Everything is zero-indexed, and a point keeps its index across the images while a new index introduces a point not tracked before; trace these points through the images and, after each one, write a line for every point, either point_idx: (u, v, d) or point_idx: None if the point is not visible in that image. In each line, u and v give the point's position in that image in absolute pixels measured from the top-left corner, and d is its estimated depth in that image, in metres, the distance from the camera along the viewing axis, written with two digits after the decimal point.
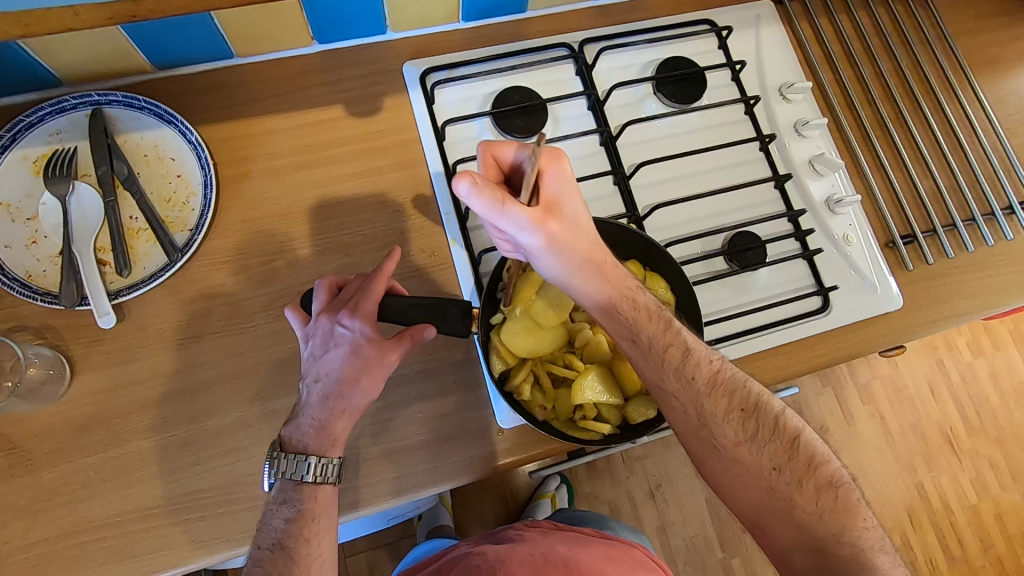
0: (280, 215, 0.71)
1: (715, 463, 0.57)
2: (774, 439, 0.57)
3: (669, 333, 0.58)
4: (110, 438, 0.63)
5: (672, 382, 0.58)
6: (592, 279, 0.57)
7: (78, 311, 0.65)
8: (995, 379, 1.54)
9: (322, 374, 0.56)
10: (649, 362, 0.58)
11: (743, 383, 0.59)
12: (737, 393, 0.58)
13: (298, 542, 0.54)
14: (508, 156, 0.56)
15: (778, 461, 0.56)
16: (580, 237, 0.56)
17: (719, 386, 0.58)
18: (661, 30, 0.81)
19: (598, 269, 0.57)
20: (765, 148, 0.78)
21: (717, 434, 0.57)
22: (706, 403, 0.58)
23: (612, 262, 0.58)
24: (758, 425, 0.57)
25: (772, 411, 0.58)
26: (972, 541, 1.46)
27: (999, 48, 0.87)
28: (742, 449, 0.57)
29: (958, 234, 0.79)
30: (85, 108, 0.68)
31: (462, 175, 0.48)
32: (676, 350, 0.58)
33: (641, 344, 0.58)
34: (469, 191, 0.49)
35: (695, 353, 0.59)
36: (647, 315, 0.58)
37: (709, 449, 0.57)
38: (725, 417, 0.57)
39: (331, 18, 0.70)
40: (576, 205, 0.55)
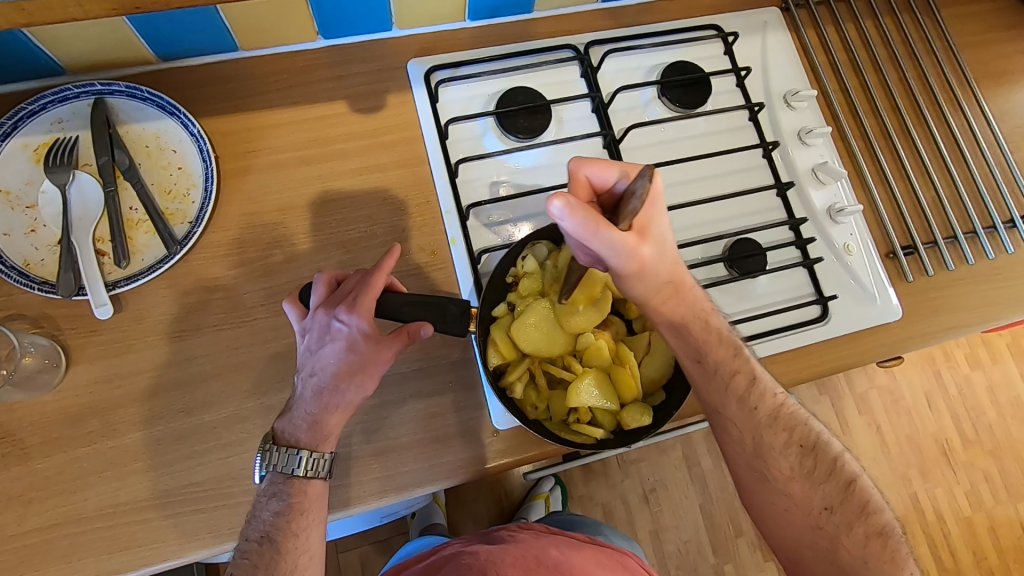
0: (281, 209, 0.70)
1: (763, 494, 0.59)
2: (829, 479, 0.58)
3: (738, 360, 0.59)
4: (105, 429, 0.63)
5: (733, 409, 0.58)
6: (669, 301, 0.56)
7: (75, 301, 0.65)
8: (992, 392, 1.54)
9: (317, 369, 0.56)
10: (713, 386, 0.58)
11: (804, 419, 0.60)
12: (797, 429, 0.59)
13: (286, 536, 0.53)
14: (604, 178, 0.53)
15: (830, 502, 0.58)
16: (665, 260, 0.53)
17: (781, 419, 0.59)
18: (667, 34, 0.81)
19: (676, 291, 0.56)
20: (768, 155, 0.78)
21: (771, 466, 0.58)
22: (765, 435, 0.58)
23: (691, 285, 0.57)
24: (814, 463, 0.58)
25: (831, 453, 0.59)
26: (965, 553, 1.46)
27: (1005, 61, 0.87)
28: (794, 484, 0.58)
29: (959, 246, 0.79)
30: (87, 98, 0.68)
31: (558, 197, 0.46)
32: (742, 378, 0.59)
33: (706, 366, 0.58)
34: (565, 212, 0.46)
35: (761, 384, 0.59)
36: (718, 339, 0.58)
37: (760, 479, 0.59)
38: (782, 451, 0.58)
39: (337, 14, 0.70)
40: (665, 226, 0.52)
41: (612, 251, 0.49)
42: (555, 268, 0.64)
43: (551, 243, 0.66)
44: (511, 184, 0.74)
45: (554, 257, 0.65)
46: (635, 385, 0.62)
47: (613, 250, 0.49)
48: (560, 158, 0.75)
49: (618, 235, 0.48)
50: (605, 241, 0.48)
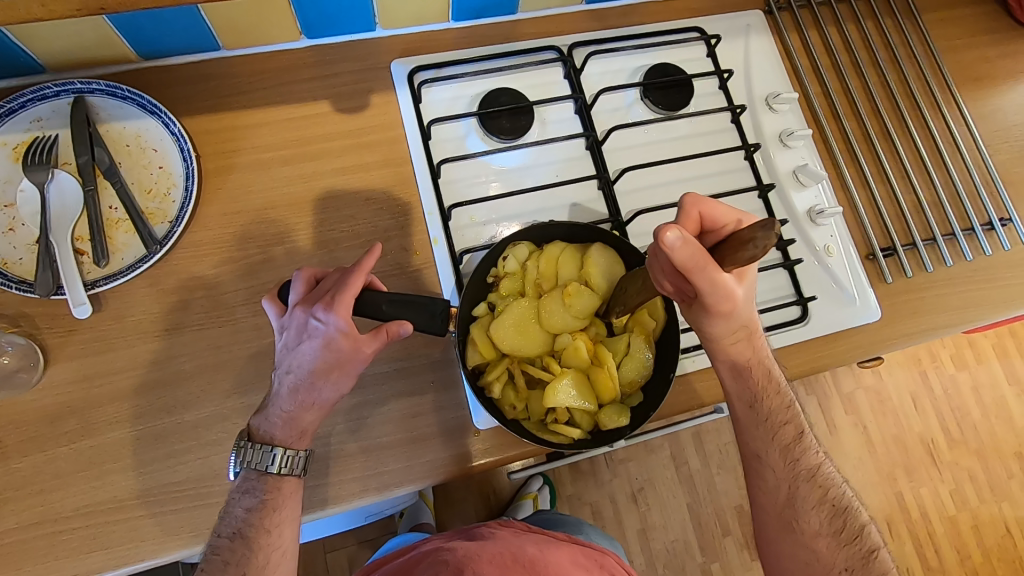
0: (263, 209, 0.70)
1: (787, 545, 0.61)
2: (855, 543, 0.60)
3: (790, 413, 0.63)
4: (84, 428, 0.63)
5: (774, 457, 0.62)
6: (739, 344, 0.59)
7: (54, 300, 0.65)
8: (977, 392, 1.55)
9: (294, 366, 0.56)
10: (760, 431, 0.62)
11: (839, 482, 0.63)
12: (831, 489, 0.62)
13: (258, 533, 0.54)
14: (714, 217, 0.54)
15: (853, 565, 0.59)
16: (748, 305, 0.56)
17: (818, 477, 0.62)
18: (650, 36, 0.81)
19: (748, 336, 0.59)
20: (749, 157, 0.78)
21: (800, 518, 0.61)
22: (800, 488, 0.62)
23: (761, 334, 0.60)
24: (843, 524, 0.61)
25: (860, 519, 0.62)
26: (949, 551, 1.47)
27: (986, 65, 0.88)
28: (820, 540, 0.60)
29: (937, 248, 0.80)
30: (67, 96, 0.67)
31: (676, 226, 0.46)
32: (789, 431, 0.63)
33: (757, 411, 0.62)
34: (681, 245, 0.47)
35: (806, 440, 0.63)
36: (774, 389, 0.62)
37: (786, 529, 0.62)
38: (814, 506, 0.61)
39: (320, 14, 0.70)
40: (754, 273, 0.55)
41: (713, 290, 0.51)
42: (537, 270, 0.65)
43: (531, 244, 0.67)
44: (494, 185, 0.74)
45: (535, 258, 0.65)
46: (613, 386, 0.62)
47: (715, 289, 0.51)
48: (542, 159, 0.76)
49: (723, 276, 0.50)
50: (710, 278, 0.50)
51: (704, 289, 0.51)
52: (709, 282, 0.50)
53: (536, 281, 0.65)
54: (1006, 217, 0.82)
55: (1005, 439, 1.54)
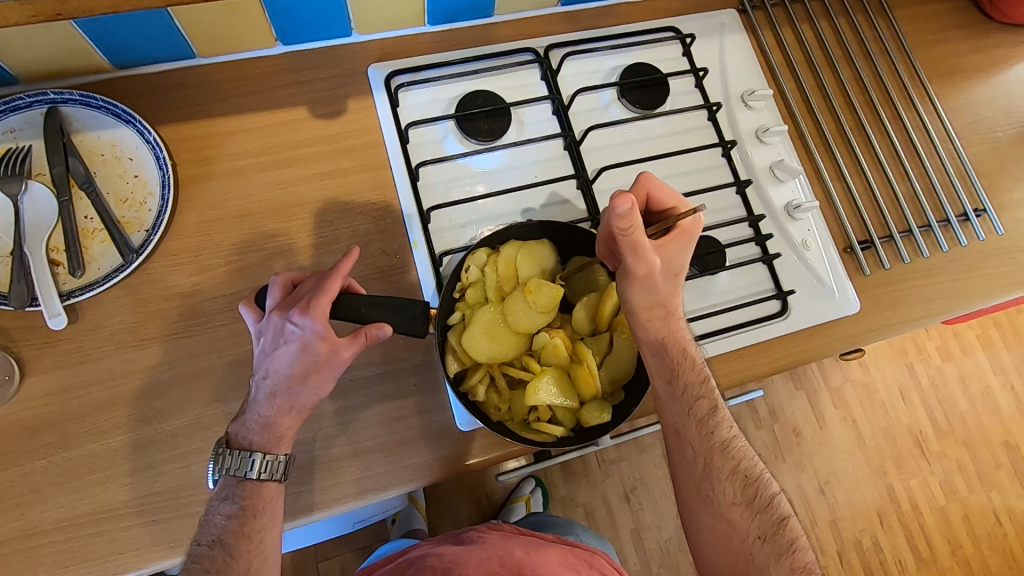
0: (241, 216, 0.70)
1: (705, 516, 0.61)
2: (766, 511, 0.61)
3: (705, 388, 0.63)
4: (62, 441, 0.62)
5: (691, 431, 0.62)
6: (657, 320, 0.61)
7: (30, 312, 0.64)
8: (963, 383, 1.57)
9: (271, 371, 0.56)
10: (677, 407, 0.62)
11: (750, 454, 0.64)
12: (743, 460, 0.63)
13: (239, 539, 0.53)
14: (659, 198, 0.61)
15: (764, 531, 0.60)
16: (670, 282, 0.59)
17: (731, 449, 0.63)
18: (627, 37, 0.82)
19: (665, 314, 0.61)
20: (727, 154, 0.79)
21: (717, 489, 0.61)
22: (715, 460, 0.62)
23: (679, 315, 0.62)
24: (755, 492, 0.62)
25: (769, 489, 0.63)
26: (940, 542, 1.48)
27: (956, 59, 0.89)
28: (735, 510, 0.61)
29: (914, 240, 0.81)
30: (40, 107, 0.67)
31: (627, 197, 0.50)
32: (705, 406, 0.63)
33: (675, 387, 0.62)
34: (625, 213, 0.50)
35: (720, 414, 0.63)
36: (691, 366, 0.63)
37: (703, 501, 0.61)
38: (729, 476, 0.62)
39: (295, 20, 0.70)
40: (685, 261, 0.59)
41: (636, 258, 0.55)
42: (496, 275, 0.65)
43: (488, 248, 0.67)
44: (474, 187, 0.74)
45: (493, 263, 0.65)
46: (593, 381, 0.62)
47: (637, 258, 0.55)
48: (521, 160, 0.76)
49: (648, 248, 0.55)
50: (633, 246, 0.54)
51: (627, 254, 0.55)
52: (632, 248, 0.55)
53: (497, 285, 0.65)
54: (981, 208, 0.83)
55: (991, 428, 1.55)
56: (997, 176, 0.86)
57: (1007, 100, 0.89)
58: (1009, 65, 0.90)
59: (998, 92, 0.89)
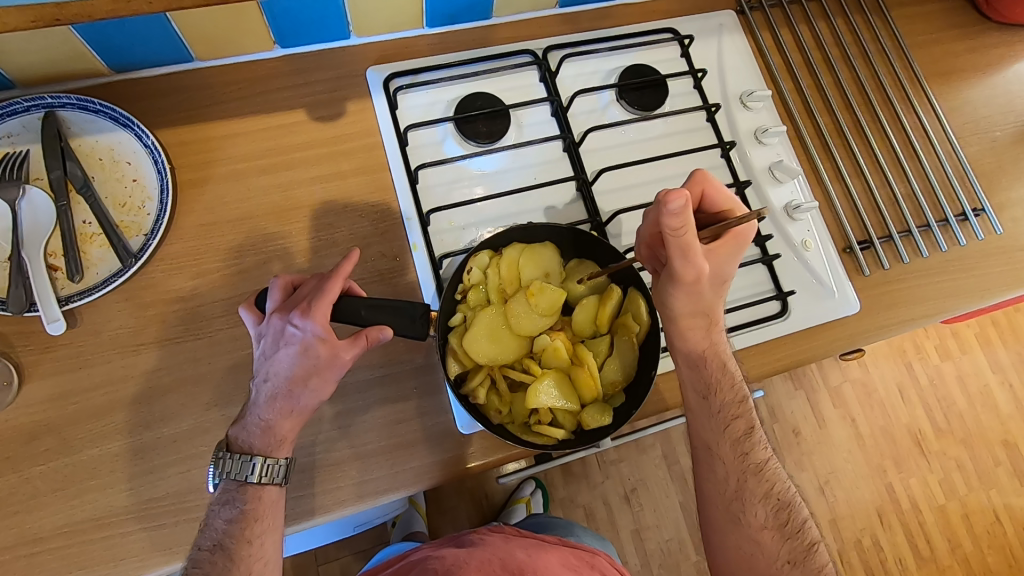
0: (239, 219, 0.70)
1: (733, 536, 0.61)
2: (797, 536, 0.61)
3: (741, 407, 0.64)
4: (61, 446, 0.62)
5: (725, 449, 0.63)
6: (697, 331, 0.63)
7: (28, 317, 0.64)
8: (961, 382, 1.57)
9: (271, 374, 0.56)
10: (712, 423, 0.64)
11: (784, 478, 0.64)
12: (777, 483, 0.63)
13: (239, 543, 0.53)
14: (713, 199, 0.61)
15: (794, 556, 0.60)
16: (715, 289, 0.61)
17: (765, 471, 0.63)
18: (625, 38, 0.82)
19: (708, 323, 0.63)
20: (726, 154, 0.79)
21: (747, 510, 0.62)
22: (747, 480, 0.62)
23: (720, 328, 0.64)
24: (787, 516, 0.62)
25: (801, 515, 0.62)
26: (940, 541, 1.48)
27: (954, 59, 0.89)
28: (765, 532, 0.61)
29: (913, 240, 0.81)
30: (37, 111, 0.66)
31: (682, 195, 0.49)
32: (740, 425, 0.64)
33: (711, 402, 0.64)
34: (677, 211, 0.49)
35: (755, 436, 0.64)
36: (729, 385, 0.64)
37: (732, 520, 0.62)
38: (760, 499, 0.62)
39: (293, 23, 0.70)
40: (732, 268, 0.60)
41: (685, 262, 0.56)
42: (499, 276, 0.65)
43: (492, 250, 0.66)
44: (474, 189, 0.74)
45: (496, 265, 0.65)
46: (594, 384, 0.62)
47: (687, 262, 0.56)
48: (520, 162, 0.76)
49: (699, 253, 0.55)
50: (686, 249, 0.55)
51: (677, 257, 0.55)
52: (684, 251, 0.55)
53: (499, 287, 0.65)
54: (979, 208, 0.84)
55: (990, 427, 1.55)
56: (994, 176, 0.86)
57: (1004, 99, 0.89)
58: (1006, 65, 0.90)
59: (995, 91, 0.89)
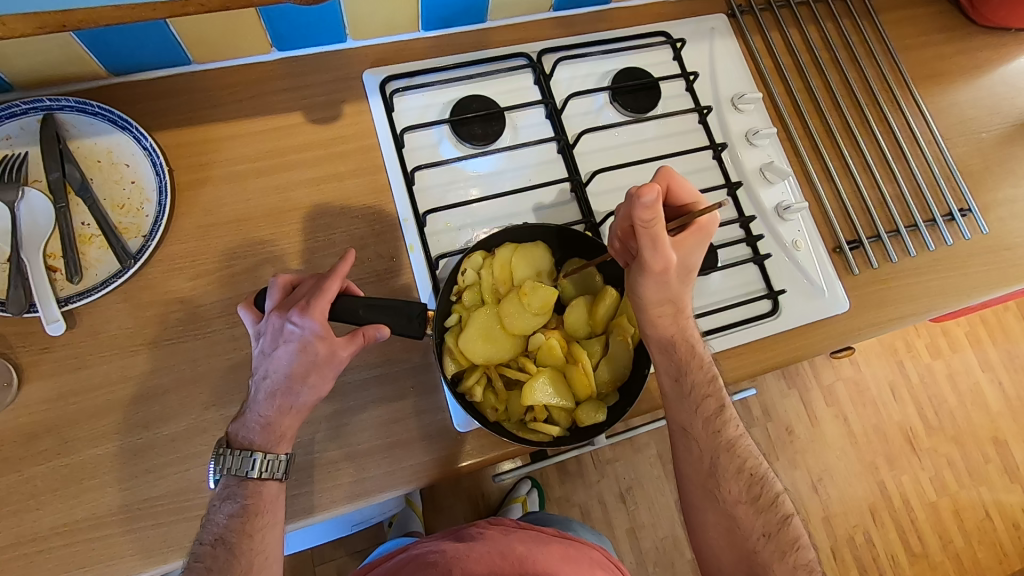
0: (238, 221, 0.71)
1: (710, 512, 0.63)
2: (771, 509, 0.62)
3: (712, 386, 0.65)
4: (60, 447, 0.62)
5: (698, 428, 0.64)
6: (666, 317, 0.63)
7: (28, 318, 0.64)
8: (952, 380, 1.59)
9: (270, 371, 0.57)
10: (685, 403, 0.64)
11: (757, 454, 0.65)
12: (750, 459, 0.64)
13: (240, 538, 0.54)
14: (677, 193, 0.63)
15: (769, 529, 0.61)
16: (682, 280, 0.62)
17: (737, 448, 0.64)
18: (619, 41, 0.83)
19: (675, 312, 0.63)
20: (718, 156, 0.81)
21: (722, 487, 0.62)
22: (721, 458, 0.63)
23: (688, 314, 0.64)
24: (761, 490, 0.63)
25: (775, 489, 0.63)
26: (932, 537, 1.50)
27: (941, 62, 0.91)
28: (740, 507, 0.62)
29: (901, 239, 0.82)
30: (36, 113, 0.67)
31: (652, 187, 0.52)
32: (712, 403, 0.65)
33: (683, 384, 0.65)
34: (650, 204, 0.52)
35: (726, 413, 0.65)
36: (699, 365, 0.65)
37: (709, 497, 0.63)
38: (734, 475, 0.63)
39: (291, 27, 0.71)
40: (697, 259, 0.61)
41: (654, 252, 0.57)
42: (492, 277, 0.66)
43: (484, 251, 0.68)
44: (470, 191, 0.75)
45: (489, 265, 0.66)
46: (589, 382, 0.64)
47: (655, 251, 0.57)
48: (515, 164, 0.77)
49: (666, 244, 0.57)
50: (654, 238, 0.56)
51: (646, 247, 0.57)
52: (652, 241, 0.56)
53: (493, 286, 0.65)
54: (966, 208, 0.85)
55: (980, 424, 1.57)
56: (982, 176, 0.88)
57: (991, 101, 0.91)
58: (992, 68, 0.92)
59: (982, 94, 0.91)
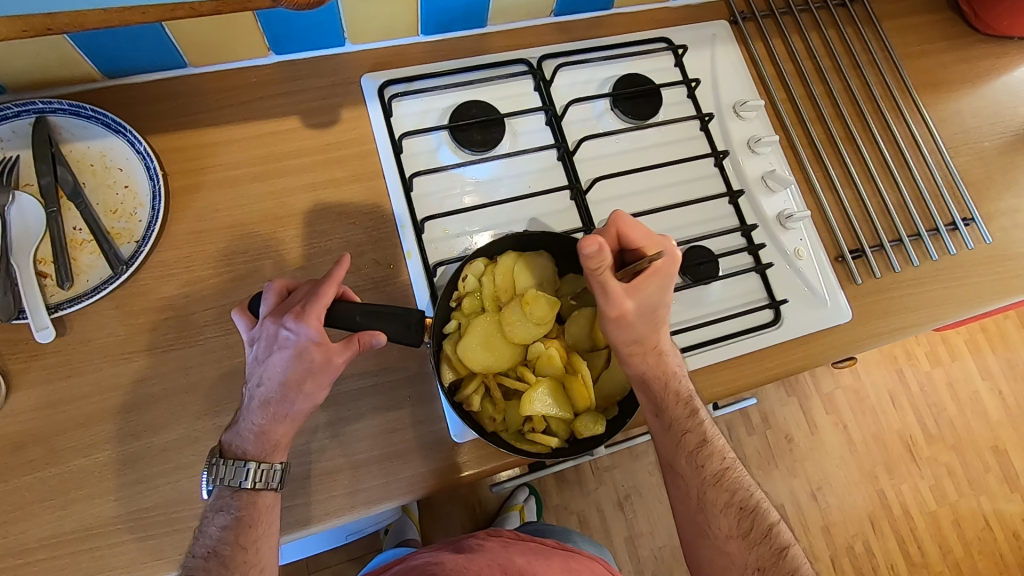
0: (233, 227, 0.70)
1: (704, 549, 0.61)
2: (765, 542, 0.60)
3: (693, 420, 0.63)
4: (48, 456, 0.61)
5: (682, 464, 0.63)
6: (638, 356, 0.61)
7: (17, 325, 0.63)
8: (952, 389, 1.58)
9: (265, 378, 0.55)
10: (666, 439, 0.63)
11: (747, 484, 0.63)
12: (739, 492, 0.62)
13: (233, 550, 0.52)
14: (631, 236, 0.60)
15: (763, 563, 0.59)
16: (649, 322, 0.60)
17: (725, 481, 0.62)
18: (620, 47, 0.82)
19: (645, 352, 0.61)
20: (719, 164, 0.80)
21: (711, 522, 0.61)
22: (708, 493, 0.62)
23: (664, 348, 0.63)
24: (752, 523, 0.61)
25: (768, 520, 0.61)
26: (931, 547, 1.49)
27: (943, 70, 0.91)
28: (732, 543, 0.60)
29: (903, 249, 0.82)
30: (28, 116, 0.66)
31: (595, 239, 0.52)
32: (693, 437, 0.63)
33: (663, 421, 0.64)
34: (593, 255, 0.53)
35: (710, 446, 0.63)
36: (677, 399, 0.63)
37: (700, 534, 0.62)
38: (723, 509, 0.61)
39: (289, 31, 0.70)
40: (661, 300, 0.59)
41: (606, 297, 0.57)
42: (493, 284, 0.65)
43: (486, 258, 0.67)
44: (467, 197, 0.74)
45: (491, 273, 0.65)
46: (588, 394, 0.63)
47: (607, 297, 0.57)
48: (515, 170, 0.76)
49: (618, 289, 0.57)
50: (603, 285, 0.57)
51: (598, 293, 0.58)
52: (601, 288, 0.57)
53: (494, 294, 0.65)
54: (969, 218, 0.84)
55: (980, 433, 1.57)
56: (985, 185, 0.87)
57: (994, 110, 0.90)
58: (994, 76, 0.92)
59: (985, 102, 0.90)
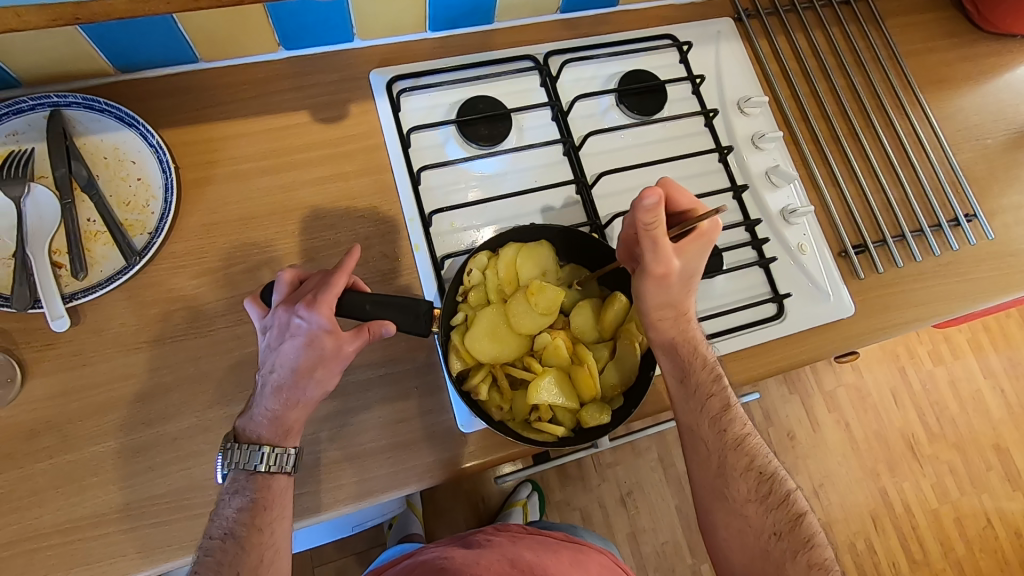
0: (243, 219, 0.71)
1: (720, 513, 0.62)
2: (782, 508, 0.61)
3: (716, 385, 0.65)
4: (63, 443, 0.62)
5: (704, 428, 0.64)
6: (667, 321, 0.63)
7: (33, 314, 0.64)
8: (954, 387, 1.59)
9: (277, 365, 0.56)
10: (690, 403, 0.64)
11: (766, 452, 0.64)
12: (757, 458, 0.63)
13: (249, 531, 0.53)
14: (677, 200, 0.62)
15: (780, 527, 0.60)
16: (684, 286, 0.62)
17: (744, 446, 0.63)
18: (625, 44, 0.83)
19: (675, 316, 0.63)
20: (723, 159, 0.80)
21: (730, 485, 0.62)
22: (728, 457, 0.63)
23: (691, 316, 0.65)
24: (770, 489, 0.62)
25: (785, 487, 0.62)
26: (933, 545, 1.50)
27: (946, 68, 0.91)
28: (750, 506, 0.61)
29: (906, 245, 0.82)
30: (43, 109, 0.67)
31: (656, 190, 0.52)
32: (717, 403, 0.64)
33: (687, 386, 0.65)
34: (652, 207, 0.52)
35: (732, 412, 0.64)
36: (703, 365, 0.65)
37: (718, 498, 0.62)
38: (742, 473, 0.62)
39: (299, 26, 0.71)
40: (700, 263, 0.60)
41: (654, 254, 0.58)
42: (497, 277, 0.65)
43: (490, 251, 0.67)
44: (473, 192, 0.75)
45: (494, 266, 0.66)
46: (594, 383, 0.63)
47: (656, 254, 0.58)
48: (521, 165, 0.77)
49: (667, 246, 0.57)
50: (654, 242, 0.57)
51: (647, 249, 0.58)
52: (652, 245, 0.57)
53: (499, 287, 0.65)
54: (971, 214, 0.85)
55: (982, 431, 1.57)
56: (987, 182, 0.88)
57: (996, 107, 0.91)
58: (996, 74, 0.92)
59: (987, 100, 0.91)
